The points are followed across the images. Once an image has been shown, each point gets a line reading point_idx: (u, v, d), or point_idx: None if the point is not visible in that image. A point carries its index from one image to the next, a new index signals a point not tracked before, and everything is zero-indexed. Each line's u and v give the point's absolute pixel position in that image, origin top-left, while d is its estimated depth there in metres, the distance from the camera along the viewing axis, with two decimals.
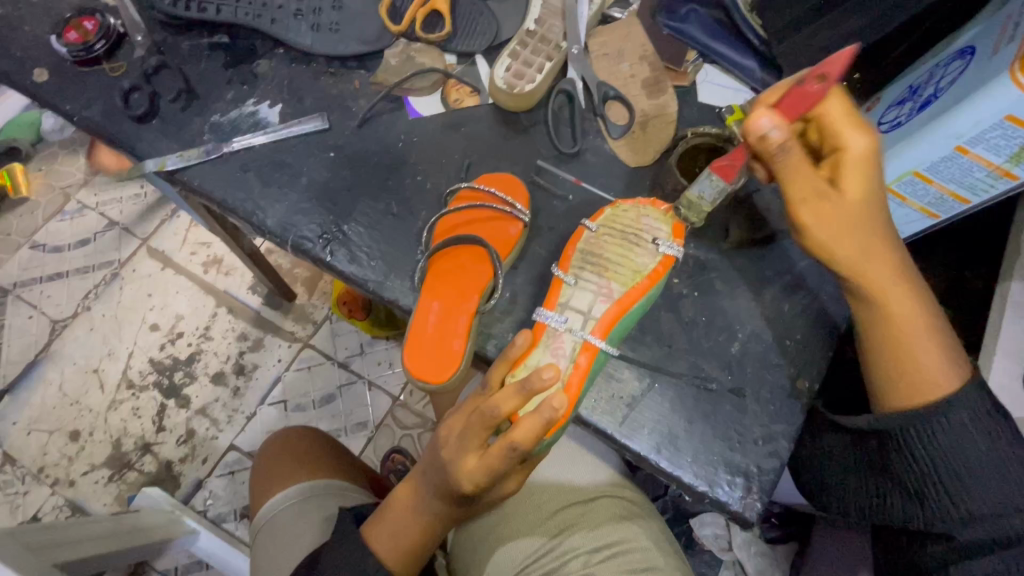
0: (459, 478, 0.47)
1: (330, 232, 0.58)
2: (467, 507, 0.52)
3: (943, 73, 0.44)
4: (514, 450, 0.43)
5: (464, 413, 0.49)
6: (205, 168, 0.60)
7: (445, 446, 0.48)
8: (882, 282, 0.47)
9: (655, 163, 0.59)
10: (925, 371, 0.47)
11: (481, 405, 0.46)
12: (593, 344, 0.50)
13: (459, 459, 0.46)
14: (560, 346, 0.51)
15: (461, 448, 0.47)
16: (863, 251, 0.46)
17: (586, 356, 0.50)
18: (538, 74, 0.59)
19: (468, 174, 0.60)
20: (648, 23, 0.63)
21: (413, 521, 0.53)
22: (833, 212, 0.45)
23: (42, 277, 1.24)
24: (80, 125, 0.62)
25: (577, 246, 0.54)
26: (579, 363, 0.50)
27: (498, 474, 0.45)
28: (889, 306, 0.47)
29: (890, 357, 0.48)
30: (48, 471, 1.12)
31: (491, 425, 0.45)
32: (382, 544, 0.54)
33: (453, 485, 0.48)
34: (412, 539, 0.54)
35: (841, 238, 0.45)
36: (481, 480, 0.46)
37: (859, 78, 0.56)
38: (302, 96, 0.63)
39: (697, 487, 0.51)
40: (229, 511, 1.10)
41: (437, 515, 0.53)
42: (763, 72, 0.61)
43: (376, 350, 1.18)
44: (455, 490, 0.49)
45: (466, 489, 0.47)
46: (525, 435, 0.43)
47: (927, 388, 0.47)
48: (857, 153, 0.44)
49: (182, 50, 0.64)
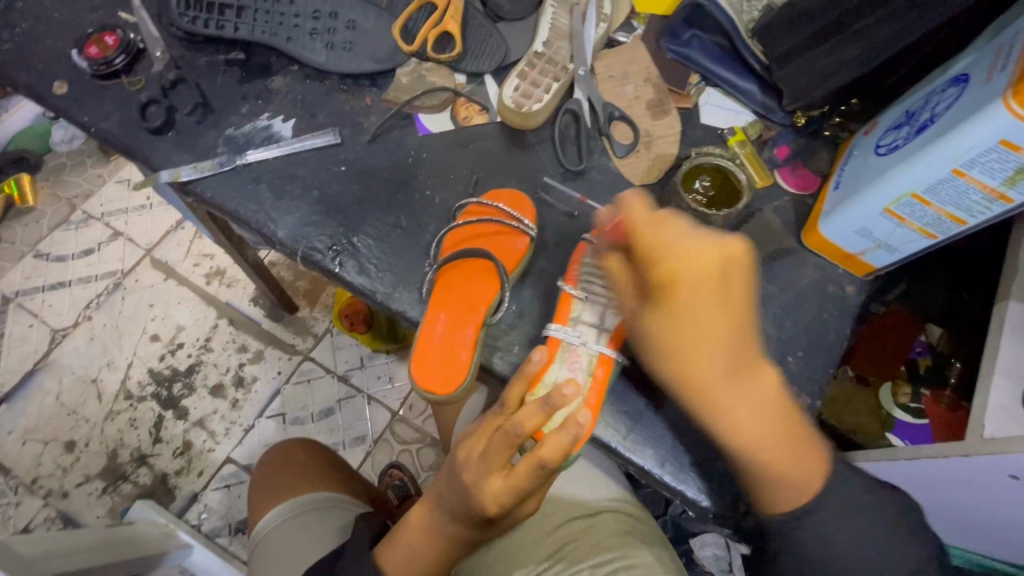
0: (481, 499, 0.46)
1: (340, 244, 0.59)
2: (484, 531, 0.52)
3: (938, 99, 0.46)
4: (541, 469, 0.44)
5: (482, 433, 0.49)
6: (218, 180, 0.62)
7: (465, 468, 0.48)
8: (737, 394, 0.46)
9: (660, 181, 0.61)
10: (791, 470, 0.46)
11: (504, 424, 0.46)
12: (609, 356, 0.52)
13: (481, 480, 0.46)
14: (576, 361, 0.52)
15: (483, 470, 0.46)
16: (716, 365, 0.45)
17: (602, 369, 0.52)
18: (545, 95, 0.61)
19: (476, 190, 0.61)
20: (652, 47, 0.65)
21: (428, 546, 0.53)
22: (650, 321, 0.46)
23: (44, 286, 1.24)
24: (97, 136, 0.64)
25: (581, 261, 0.55)
26: (596, 376, 0.51)
27: (523, 494, 0.45)
28: (740, 412, 0.46)
29: (751, 456, 0.46)
30: (41, 482, 1.11)
31: (515, 443, 0.45)
32: (392, 568, 0.53)
33: (474, 507, 0.47)
34: (426, 561, 0.53)
35: (653, 346, 0.47)
36: (506, 501, 0.46)
37: (857, 103, 0.59)
38: (315, 112, 0.64)
39: (702, 502, 0.52)
40: (223, 526, 1.09)
41: (453, 539, 0.53)
42: (764, 95, 0.63)
43: (376, 364, 1.18)
44: (474, 514, 0.48)
45: (489, 512, 0.47)
46: (552, 452, 0.43)
47: (799, 488, 0.47)
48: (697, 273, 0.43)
49: (199, 66, 0.66)
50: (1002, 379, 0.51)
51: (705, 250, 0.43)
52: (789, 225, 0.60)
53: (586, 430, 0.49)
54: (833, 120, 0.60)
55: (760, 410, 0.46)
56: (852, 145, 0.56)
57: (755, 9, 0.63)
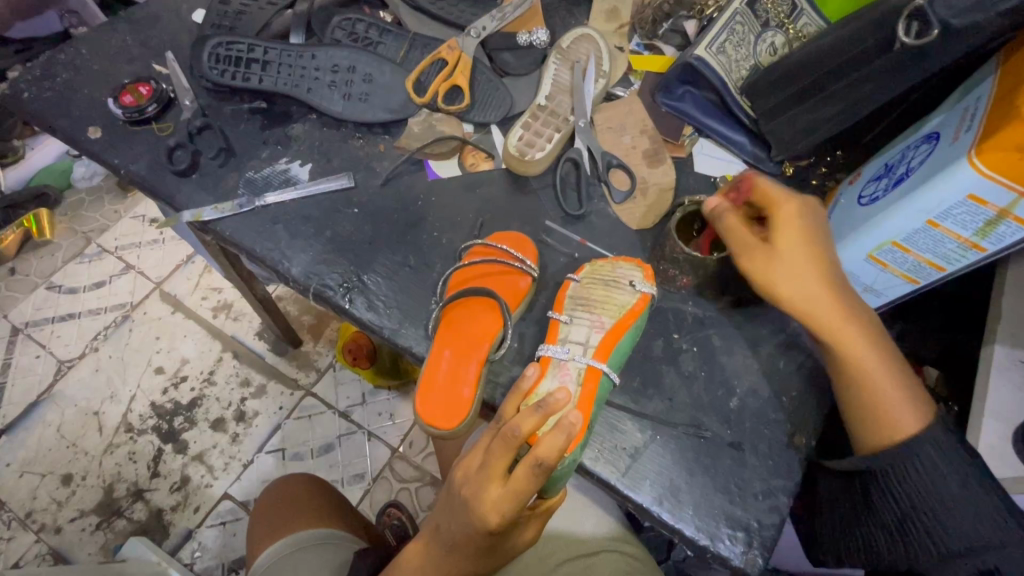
0: (481, 512, 0.46)
1: (350, 282, 0.62)
2: (483, 560, 0.51)
3: (913, 154, 0.49)
4: (538, 468, 0.44)
5: (479, 448, 0.49)
6: (236, 220, 0.65)
7: (464, 486, 0.48)
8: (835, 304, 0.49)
9: (656, 227, 0.64)
10: (882, 398, 0.48)
11: (501, 430, 0.47)
12: (596, 368, 0.53)
13: (480, 491, 0.46)
14: (566, 373, 0.53)
15: (481, 481, 0.46)
16: (817, 286, 0.49)
17: (591, 381, 0.53)
18: (547, 144, 0.66)
19: (481, 232, 0.65)
20: (648, 101, 0.70)
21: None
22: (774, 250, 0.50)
23: (55, 318, 1.27)
24: (125, 177, 0.68)
25: (566, 293, 0.58)
26: (585, 387, 0.53)
27: (522, 501, 0.45)
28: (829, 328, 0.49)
29: (854, 378, 0.49)
30: (35, 516, 1.10)
31: (514, 446, 0.45)
32: None
33: (475, 524, 0.46)
34: None
35: (780, 273, 0.49)
36: (506, 511, 0.45)
37: (841, 154, 0.63)
38: (331, 157, 0.69)
39: (699, 541, 0.52)
40: (216, 565, 1.07)
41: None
42: (754, 146, 0.67)
43: (378, 400, 1.19)
44: (475, 534, 0.47)
45: (490, 525, 0.46)
46: (549, 450, 0.44)
47: (888, 424, 0.48)
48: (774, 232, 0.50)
49: (225, 114, 0.70)
50: (992, 422, 0.52)
51: (787, 197, 0.51)
52: None
53: (578, 437, 0.50)
54: (820, 169, 0.64)
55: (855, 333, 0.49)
56: (838, 193, 0.59)
57: (743, 68, 0.66)
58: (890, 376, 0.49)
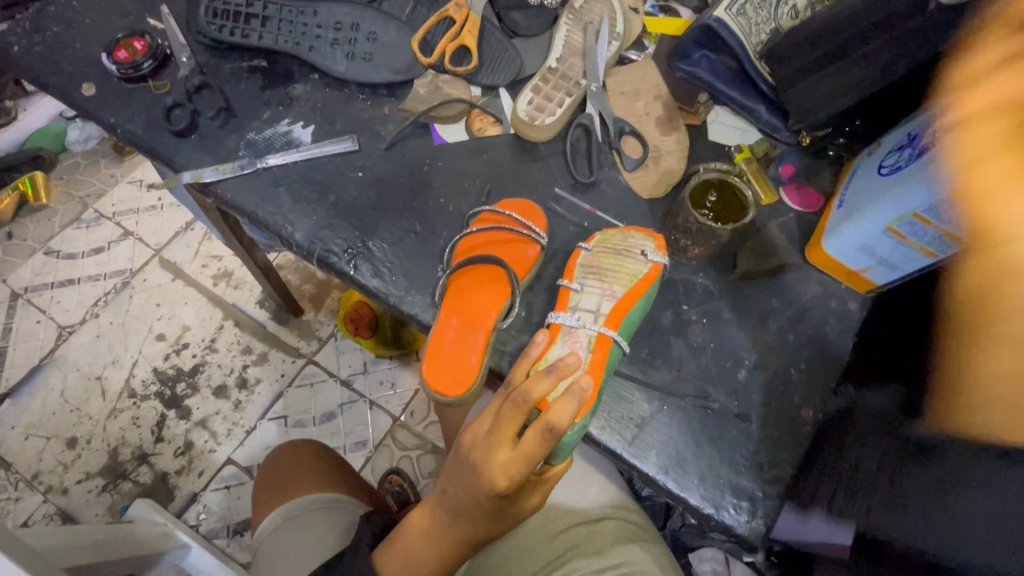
0: (490, 476, 0.46)
1: (355, 248, 0.61)
2: (489, 525, 0.51)
3: (938, 122, 0.47)
4: (548, 435, 0.44)
5: (489, 412, 0.49)
6: (237, 182, 0.63)
7: (472, 449, 0.48)
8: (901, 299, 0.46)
9: (667, 196, 0.63)
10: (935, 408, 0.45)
11: (512, 394, 0.46)
12: (608, 335, 0.53)
13: (489, 455, 0.46)
14: (576, 341, 0.53)
15: (490, 445, 0.46)
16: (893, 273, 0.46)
17: (601, 349, 0.52)
18: (558, 108, 0.63)
19: (489, 199, 0.63)
20: (663, 67, 0.67)
21: (431, 546, 0.53)
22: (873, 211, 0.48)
23: (54, 283, 1.26)
24: (122, 137, 0.66)
25: (577, 262, 0.58)
26: (595, 355, 0.52)
27: (531, 467, 0.45)
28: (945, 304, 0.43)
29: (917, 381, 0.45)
30: (42, 478, 1.11)
31: (524, 411, 0.45)
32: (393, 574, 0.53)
33: (483, 488, 0.46)
34: (427, 566, 0.53)
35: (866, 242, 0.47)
36: (514, 476, 0.45)
37: (860, 125, 0.61)
38: (334, 119, 0.66)
39: (704, 510, 0.52)
40: (221, 527, 1.09)
41: (456, 541, 0.52)
42: (771, 115, 0.65)
43: (379, 369, 1.19)
44: (482, 498, 0.47)
45: (498, 489, 0.46)
46: (559, 415, 0.43)
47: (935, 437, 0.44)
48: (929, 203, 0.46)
49: (223, 72, 0.68)
50: None
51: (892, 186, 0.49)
52: (793, 241, 0.61)
53: (589, 404, 0.50)
54: (837, 140, 0.62)
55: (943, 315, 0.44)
56: (856, 164, 0.58)
57: (762, 31, 0.63)
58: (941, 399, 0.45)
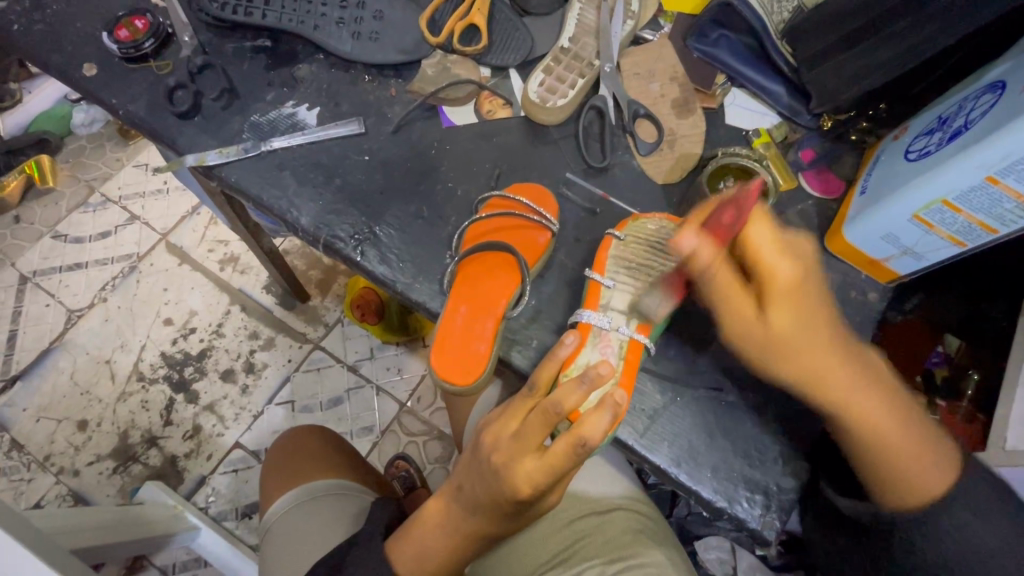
0: (515, 481, 0.45)
1: (361, 233, 0.59)
2: (506, 523, 0.51)
3: (973, 106, 0.45)
4: (581, 448, 0.43)
5: (513, 414, 0.48)
6: (242, 165, 0.62)
7: (495, 451, 0.47)
8: (843, 382, 0.48)
9: (682, 181, 0.61)
10: (910, 460, 0.46)
11: (542, 402, 0.46)
12: (638, 342, 0.52)
13: (515, 461, 0.45)
14: (607, 345, 0.52)
15: (516, 451, 0.46)
16: (820, 365, 0.48)
17: (632, 354, 0.52)
18: (570, 90, 0.61)
19: (498, 183, 0.62)
20: (679, 46, 0.65)
21: (444, 541, 0.52)
22: (771, 333, 0.48)
23: (62, 267, 1.26)
24: (124, 118, 0.64)
25: (608, 253, 0.55)
26: (627, 360, 0.52)
27: (558, 475, 0.45)
28: (824, 377, 0.48)
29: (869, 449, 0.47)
30: (53, 459, 1.12)
31: (554, 420, 0.45)
32: (406, 566, 0.53)
33: (505, 492, 0.46)
34: (438, 559, 0.53)
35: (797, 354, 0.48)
36: (539, 482, 0.45)
37: (884, 108, 0.58)
38: (340, 101, 0.65)
39: (716, 503, 0.52)
40: (230, 510, 1.10)
41: (468, 535, 0.52)
42: (790, 97, 0.62)
43: (386, 355, 1.19)
44: (503, 501, 0.47)
45: (521, 494, 0.46)
46: (594, 430, 0.43)
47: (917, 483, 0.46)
48: (782, 281, 0.47)
49: (227, 51, 0.66)
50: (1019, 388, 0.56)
51: (782, 261, 0.47)
52: (812, 229, 0.59)
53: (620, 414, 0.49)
54: (860, 125, 0.60)
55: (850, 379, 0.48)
56: (880, 150, 0.56)
57: (784, 9, 0.61)
58: (911, 439, 0.47)
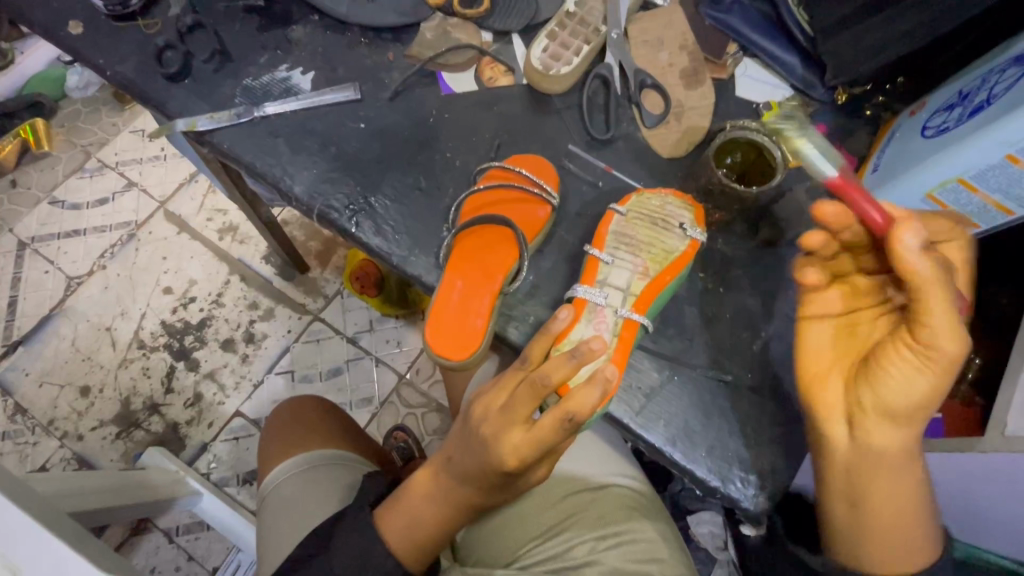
0: (501, 453, 0.45)
1: (357, 204, 0.58)
2: (493, 493, 0.51)
3: (996, 79, 0.44)
4: (569, 422, 0.43)
5: (503, 386, 0.48)
6: (234, 131, 0.60)
7: (483, 422, 0.47)
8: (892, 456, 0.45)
9: (689, 155, 0.59)
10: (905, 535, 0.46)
11: (530, 376, 0.45)
12: (634, 321, 0.51)
13: (502, 434, 0.45)
14: (603, 321, 0.51)
15: (504, 423, 0.45)
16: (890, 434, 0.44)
17: (628, 331, 0.51)
18: (575, 57, 0.59)
19: (498, 154, 0.60)
20: (690, 13, 0.62)
21: (433, 510, 0.52)
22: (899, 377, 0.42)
23: (60, 233, 1.25)
24: (112, 80, 0.62)
25: (609, 228, 0.54)
26: (623, 336, 0.51)
27: (545, 448, 0.44)
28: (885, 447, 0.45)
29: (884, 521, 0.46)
30: (57, 424, 1.13)
31: (541, 394, 0.44)
32: (395, 536, 0.53)
33: (493, 464, 0.46)
34: (425, 530, 0.53)
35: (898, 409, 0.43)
36: (526, 455, 0.45)
37: (902, 82, 0.56)
38: (335, 65, 0.62)
39: (710, 482, 0.51)
40: (231, 476, 1.11)
41: (456, 505, 0.52)
42: (805, 69, 0.60)
43: (386, 328, 1.18)
44: (490, 472, 0.47)
45: (507, 466, 0.45)
46: (581, 405, 0.43)
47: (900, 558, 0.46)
48: (939, 350, 0.40)
49: (218, 11, 0.63)
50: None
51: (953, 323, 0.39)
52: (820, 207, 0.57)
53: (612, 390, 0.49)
54: (876, 99, 0.58)
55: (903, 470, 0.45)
56: (895, 126, 0.54)
57: None
58: (918, 517, 0.46)
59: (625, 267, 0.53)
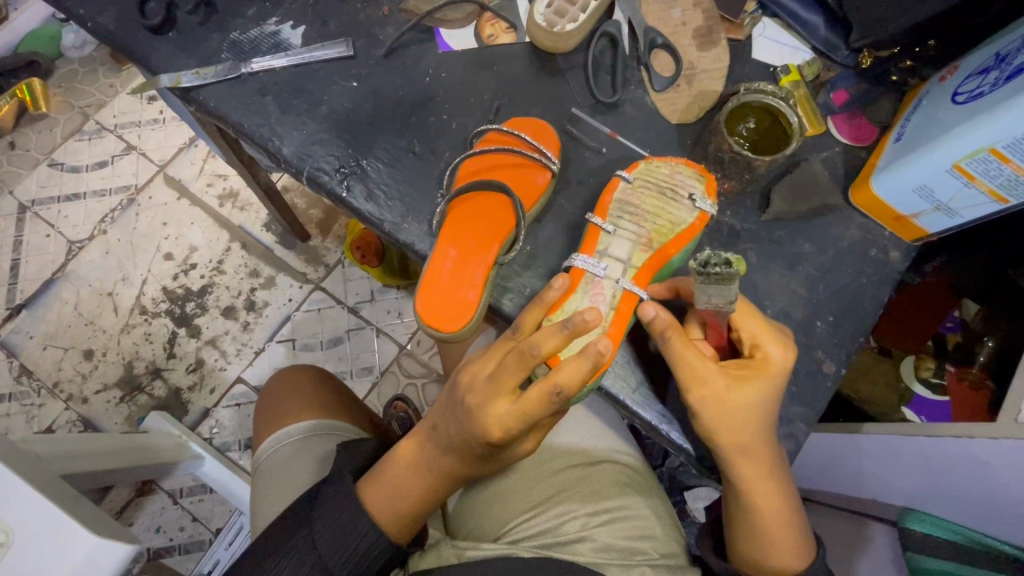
0: (486, 424, 0.44)
1: (348, 166, 0.55)
2: (479, 463, 0.50)
3: None
4: (558, 396, 0.42)
5: (491, 356, 0.46)
6: (222, 89, 0.57)
7: (469, 390, 0.46)
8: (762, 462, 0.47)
9: (699, 121, 0.55)
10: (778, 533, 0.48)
11: (519, 345, 0.44)
12: (634, 293, 0.49)
13: (489, 403, 0.44)
14: (599, 294, 0.49)
15: (491, 393, 0.44)
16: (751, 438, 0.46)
17: (628, 304, 0.48)
18: (581, 13, 0.55)
19: (497, 117, 0.57)
20: None
21: (417, 479, 0.52)
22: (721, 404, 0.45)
23: (60, 197, 1.23)
24: (93, 32, 0.59)
25: (613, 196, 0.51)
26: (621, 311, 0.48)
27: (531, 420, 0.43)
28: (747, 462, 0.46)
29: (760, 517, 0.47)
30: (62, 386, 1.14)
31: (530, 365, 0.43)
32: (379, 504, 0.52)
33: (478, 434, 0.45)
34: (410, 498, 0.52)
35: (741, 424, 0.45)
36: (512, 426, 0.44)
37: (933, 44, 0.52)
38: (328, 19, 0.59)
39: (707, 462, 0.50)
40: (234, 441, 1.12)
41: (443, 473, 0.52)
42: (829, 30, 0.56)
43: (387, 298, 1.17)
44: (475, 440, 0.46)
45: (492, 436, 0.44)
46: (569, 378, 0.42)
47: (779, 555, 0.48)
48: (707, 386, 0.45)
49: None
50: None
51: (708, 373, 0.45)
52: (835, 179, 0.54)
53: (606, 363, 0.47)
54: (904, 62, 0.53)
55: (788, 502, 0.48)
56: (922, 92, 0.50)
57: None
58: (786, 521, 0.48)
59: (622, 237, 0.50)
